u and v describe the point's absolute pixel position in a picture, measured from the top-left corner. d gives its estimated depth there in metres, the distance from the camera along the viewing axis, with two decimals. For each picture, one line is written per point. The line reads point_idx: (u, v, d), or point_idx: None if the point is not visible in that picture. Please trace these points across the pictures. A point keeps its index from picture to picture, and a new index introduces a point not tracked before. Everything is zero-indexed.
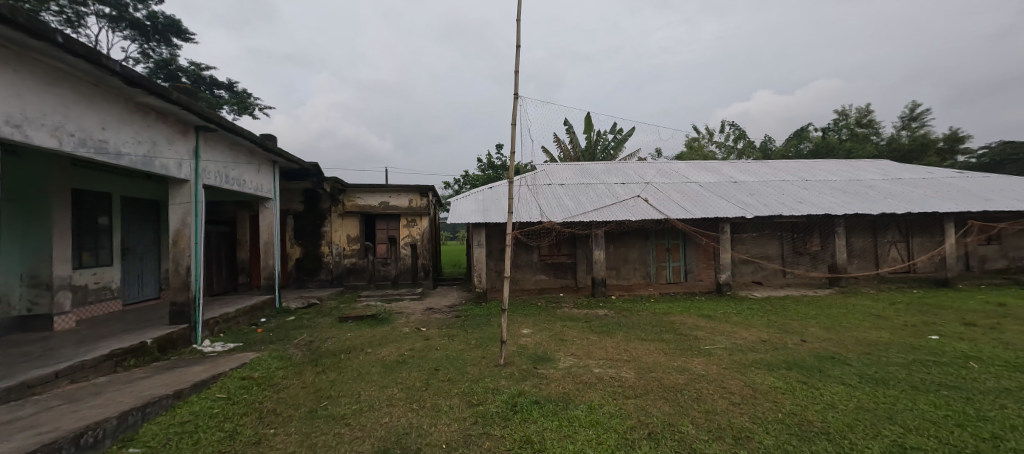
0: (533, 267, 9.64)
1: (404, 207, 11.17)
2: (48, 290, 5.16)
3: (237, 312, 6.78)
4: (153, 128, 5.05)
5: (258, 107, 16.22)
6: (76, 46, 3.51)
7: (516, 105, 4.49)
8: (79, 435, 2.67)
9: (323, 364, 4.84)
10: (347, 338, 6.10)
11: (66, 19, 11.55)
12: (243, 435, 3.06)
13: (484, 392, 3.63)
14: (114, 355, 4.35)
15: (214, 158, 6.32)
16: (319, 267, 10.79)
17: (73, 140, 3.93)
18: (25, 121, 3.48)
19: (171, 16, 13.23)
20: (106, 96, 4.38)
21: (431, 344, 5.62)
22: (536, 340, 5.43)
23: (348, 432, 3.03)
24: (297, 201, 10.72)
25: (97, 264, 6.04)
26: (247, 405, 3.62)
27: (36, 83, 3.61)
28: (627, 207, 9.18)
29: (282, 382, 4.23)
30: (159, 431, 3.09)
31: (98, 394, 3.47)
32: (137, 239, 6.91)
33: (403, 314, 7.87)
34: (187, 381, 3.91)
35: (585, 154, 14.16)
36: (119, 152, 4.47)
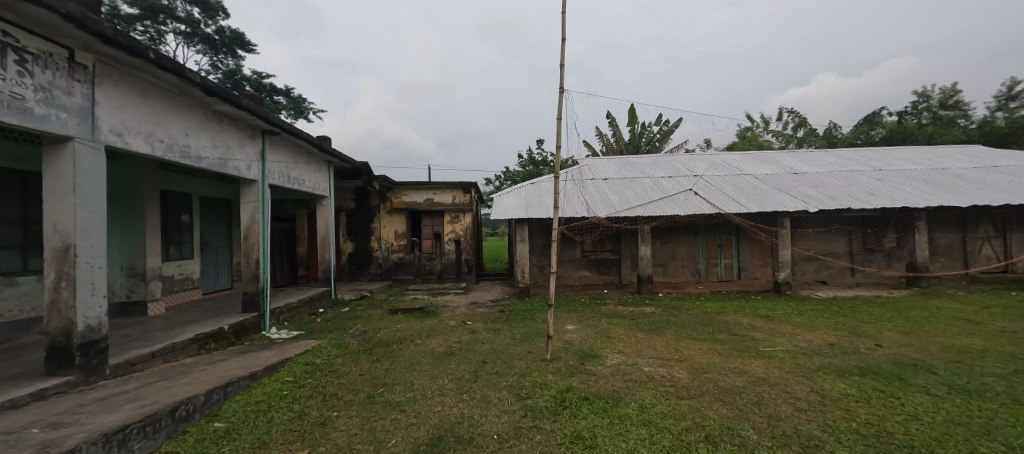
0: (576, 263, 9.48)
1: (449, 203, 11.47)
2: (142, 280, 5.82)
3: (299, 302, 7.30)
4: (228, 133, 5.52)
5: (312, 111, 17.21)
6: (165, 61, 3.92)
7: (561, 100, 4.48)
8: (175, 408, 3.02)
9: (377, 353, 5.10)
10: (397, 329, 6.36)
11: (150, 39, 12.86)
12: (311, 416, 3.30)
13: (532, 386, 3.66)
14: (198, 339, 4.84)
15: (278, 160, 6.82)
16: (369, 261, 11.33)
17: (163, 146, 4.39)
18: (123, 129, 3.92)
19: (236, 30, 14.31)
20: (189, 105, 4.83)
21: (477, 338, 5.72)
22: (582, 336, 5.38)
23: (405, 419, 3.18)
24: (349, 199, 11.29)
25: (181, 257, 6.71)
26: (313, 388, 3.90)
27: (134, 95, 4.07)
28: (676, 201, 8.86)
29: (341, 368, 4.51)
30: (240, 408, 3.41)
31: (187, 373, 3.88)
32: (213, 235, 7.59)
33: (450, 308, 8.11)
34: (259, 364, 4.26)
35: (629, 147, 13.80)
36: (199, 156, 4.93)
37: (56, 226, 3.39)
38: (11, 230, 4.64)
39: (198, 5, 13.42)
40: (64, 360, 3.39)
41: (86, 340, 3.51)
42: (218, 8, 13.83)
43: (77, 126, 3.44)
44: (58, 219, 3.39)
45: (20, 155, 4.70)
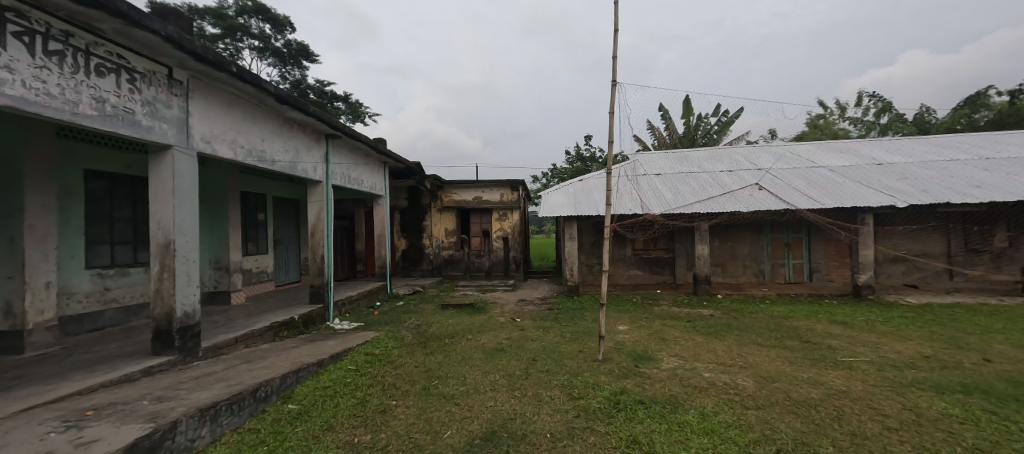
0: (627, 262, 9.21)
1: (497, 201, 11.60)
2: (227, 272, 6.46)
3: (359, 295, 7.75)
4: (297, 138, 5.97)
5: (369, 114, 18.13)
6: (245, 74, 4.31)
7: (613, 93, 4.36)
8: (257, 388, 3.33)
9: (430, 346, 5.28)
10: (448, 324, 6.54)
11: (230, 55, 14.19)
12: (372, 403, 3.49)
13: (584, 386, 3.61)
14: (273, 327, 5.30)
15: (340, 162, 7.25)
16: (421, 258, 11.74)
17: (244, 151, 4.83)
18: (211, 137, 4.37)
19: (301, 42, 15.41)
20: (265, 113, 5.28)
21: (526, 335, 5.73)
22: (635, 337, 5.21)
23: (459, 411, 3.27)
24: (403, 198, 11.77)
25: (258, 252, 7.36)
26: (372, 377, 4.13)
27: (220, 106, 4.52)
28: (737, 197, 8.33)
29: (398, 360, 4.72)
30: (310, 392, 3.69)
31: (265, 358, 4.26)
32: (284, 232, 8.25)
33: (499, 304, 8.21)
34: (325, 352, 4.57)
35: (684, 141, 13.15)
36: (273, 159, 5.37)
37: (159, 224, 3.85)
38: (124, 227, 5.34)
39: (269, 22, 14.60)
40: (166, 342, 3.86)
41: (184, 325, 3.96)
42: (286, 23, 14.97)
43: (175, 136, 3.88)
44: (161, 217, 3.85)
45: (130, 162, 5.38)
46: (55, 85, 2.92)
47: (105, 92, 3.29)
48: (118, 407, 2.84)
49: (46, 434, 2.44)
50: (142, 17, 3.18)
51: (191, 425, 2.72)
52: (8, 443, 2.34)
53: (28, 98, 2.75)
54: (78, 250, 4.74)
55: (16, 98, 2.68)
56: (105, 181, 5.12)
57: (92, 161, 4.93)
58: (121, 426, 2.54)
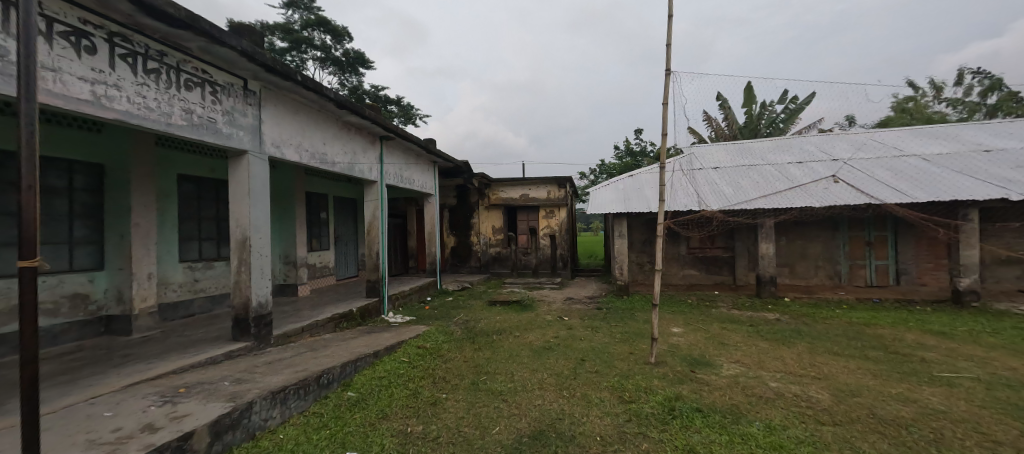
0: (681, 261, 8.77)
1: (544, 198, 11.53)
2: (294, 266, 6.97)
3: (411, 290, 8.03)
4: (355, 141, 6.28)
5: (419, 116, 18.73)
6: (308, 81, 4.60)
7: (668, 83, 4.14)
8: (320, 375, 3.55)
9: (478, 342, 5.34)
10: (495, 321, 6.59)
11: (296, 66, 15.27)
12: (423, 395, 3.60)
13: (636, 390, 3.47)
14: (334, 318, 5.63)
15: (393, 162, 7.55)
16: (469, 255, 11.95)
17: (308, 155, 5.15)
18: (280, 142, 4.71)
19: (358, 50, 16.23)
20: (326, 118, 5.60)
21: (574, 334, 5.63)
22: (690, 340, 4.94)
23: (507, 408, 3.27)
24: (451, 196, 12.03)
25: (321, 248, 7.87)
26: (424, 370, 4.25)
27: (287, 113, 4.85)
28: (808, 191, 7.65)
29: (448, 354, 4.83)
30: (368, 381, 3.88)
31: (327, 347, 4.53)
32: (343, 229, 8.75)
33: (546, 302, 8.16)
34: (381, 344, 4.78)
35: (745, 131, 12.29)
36: (333, 162, 5.68)
37: (237, 222, 4.21)
38: (210, 225, 5.91)
39: (330, 33, 15.52)
40: (244, 329, 4.23)
41: (258, 314, 4.31)
42: (345, 33, 15.83)
43: (249, 142, 4.22)
44: (238, 216, 4.21)
45: (213, 167, 5.94)
46: (153, 100, 3.28)
47: (192, 104, 3.64)
48: (204, 387, 3.14)
49: (147, 407, 2.75)
50: (221, 34, 3.49)
51: (264, 406, 2.96)
52: (117, 413, 2.66)
53: (132, 112, 3.11)
54: (172, 244, 5.31)
55: (122, 112, 3.04)
56: (193, 184, 5.69)
57: (183, 166, 5.49)
58: (206, 404, 2.81)
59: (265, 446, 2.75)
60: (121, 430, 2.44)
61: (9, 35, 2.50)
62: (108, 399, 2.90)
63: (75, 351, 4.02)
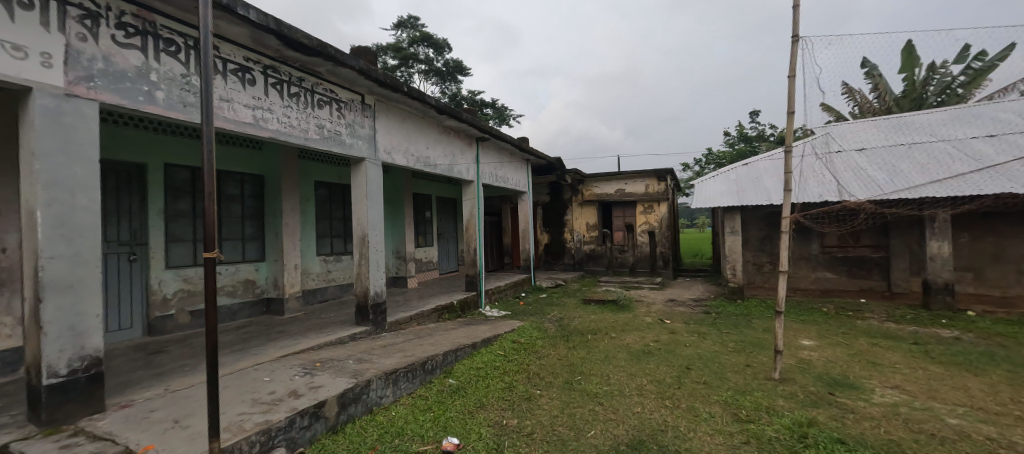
0: (812, 261, 7.50)
1: (642, 193, 10.87)
2: (404, 260, 7.63)
3: (507, 285, 8.22)
4: (454, 144, 6.62)
5: (513, 116, 19.12)
6: (413, 91, 4.95)
7: (795, 51, 3.52)
8: (426, 361, 3.78)
9: (572, 341, 5.22)
10: (591, 320, 6.39)
11: (404, 80, 16.74)
12: (518, 390, 3.61)
13: (755, 408, 3.03)
14: (437, 309, 6.00)
15: (489, 161, 7.78)
16: (563, 252, 11.82)
17: (414, 159, 5.55)
18: (391, 149, 5.15)
19: (457, 60, 17.17)
20: (429, 124, 5.97)
21: (678, 339, 5.17)
22: (826, 356, 4.17)
23: (603, 412, 3.11)
24: (544, 193, 12.03)
25: (426, 244, 8.49)
26: (519, 364, 4.28)
27: (396, 121, 5.28)
28: (1004, 175, 5.94)
29: (542, 350, 4.81)
30: (466, 370, 4.03)
31: (431, 336, 4.84)
32: (445, 227, 9.33)
33: (645, 303, 7.67)
34: (478, 336, 4.94)
35: (904, 103, 10.04)
36: (435, 164, 6.05)
37: (357, 221, 4.71)
38: (338, 223, 6.74)
39: (432, 46, 16.69)
40: (364, 316, 4.72)
41: (375, 303, 4.78)
42: (445, 45, 16.87)
43: (366, 150, 4.69)
44: (359, 216, 4.70)
45: (341, 173, 6.77)
46: (295, 119, 3.82)
47: (324, 120, 4.15)
48: (334, 363, 3.57)
49: (294, 376, 3.21)
50: (343, 56, 3.92)
51: (380, 385, 3.25)
52: (272, 379, 3.16)
53: (281, 130, 3.66)
54: (311, 240, 6.19)
55: (274, 131, 3.60)
56: (327, 190, 6.56)
57: (318, 174, 6.35)
58: (335, 378, 3.19)
59: (380, 421, 3.02)
60: (275, 393, 2.88)
61: (198, 76, 3.10)
62: (266, 366, 3.46)
63: (245, 326, 4.90)
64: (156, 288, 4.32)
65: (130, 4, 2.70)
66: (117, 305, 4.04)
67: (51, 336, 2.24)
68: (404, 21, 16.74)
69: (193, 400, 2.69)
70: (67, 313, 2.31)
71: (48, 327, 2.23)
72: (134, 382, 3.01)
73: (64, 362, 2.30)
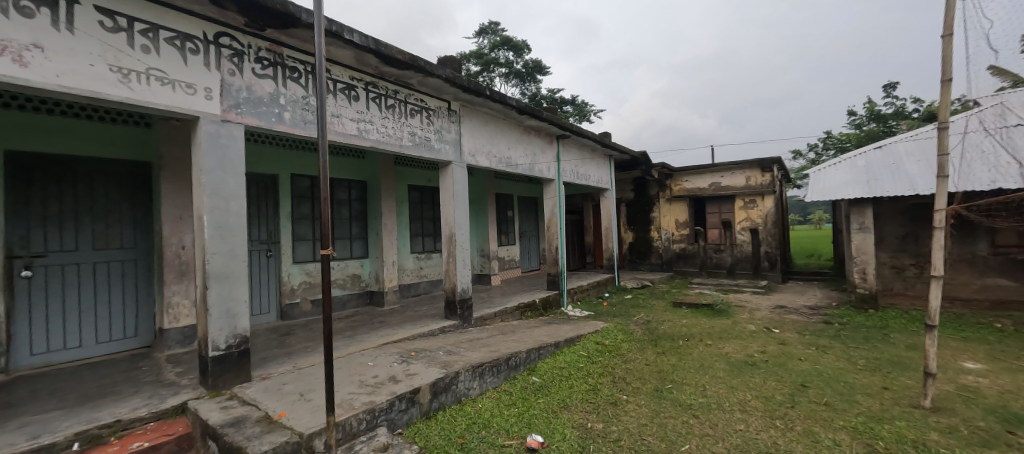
0: (972, 264, 6.10)
1: (741, 186, 9.84)
2: (488, 258, 7.88)
3: (589, 285, 8.03)
4: (535, 143, 6.65)
5: (593, 112, 18.65)
6: (494, 94, 5.06)
7: (953, 6, 2.86)
8: (509, 357, 3.84)
9: (662, 346, 4.90)
10: (683, 325, 5.95)
11: (486, 85, 17.29)
12: (602, 393, 3.48)
13: (897, 440, 2.54)
14: (520, 307, 6.08)
15: (569, 159, 7.68)
16: (649, 251, 11.21)
17: (496, 160, 5.68)
18: (475, 152, 5.34)
19: (536, 60, 17.27)
20: (510, 125, 6.07)
21: (790, 351, 4.57)
22: (997, 384, 3.35)
23: (699, 426, 2.86)
24: (628, 190, 11.53)
25: (508, 243, 8.67)
26: (603, 367, 4.14)
27: (479, 124, 5.45)
28: None
29: (628, 354, 4.59)
30: (549, 369, 4.02)
31: (515, 333, 4.92)
32: (527, 226, 9.43)
33: (747, 309, 6.92)
34: (561, 335, 4.89)
35: None
36: (517, 164, 6.12)
37: (445, 221, 4.96)
38: (429, 223, 7.19)
39: (512, 49, 17.00)
40: (453, 310, 4.97)
41: (461, 298, 4.99)
42: (524, 46, 17.06)
43: (452, 154, 4.92)
44: (446, 216, 4.95)
45: (430, 177, 7.21)
46: (391, 128, 4.14)
47: (415, 127, 4.44)
48: (427, 353, 3.81)
49: (393, 363, 3.49)
50: (431, 67, 4.15)
51: (468, 377, 3.38)
52: (376, 364, 3.47)
53: (379, 140, 3.99)
54: (405, 239, 6.69)
55: (374, 141, 3.94)
56: (419, 192, 7.04)
57: (411, 178, 6.84)
58: (428, 367, 3.39)
59: (468, 411, 3.14)
60: (378, 377, 3.16)
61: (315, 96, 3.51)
62: (370, 352, 3.81)
63: (353, 315, 5.47)
64: (286, 280, 5.02)
65: (265, 40, 3.15)
66: (258, 293, 4.79)
67: (213, 317, 2.72)
68: (485, 28, 17.30)
69: (315, 377, 3.06)
70: (224, 299, 2.79)
71: (212, 310, 2.71)
72: (270, 359, 3.54)
73: (223, 339, 2.78)
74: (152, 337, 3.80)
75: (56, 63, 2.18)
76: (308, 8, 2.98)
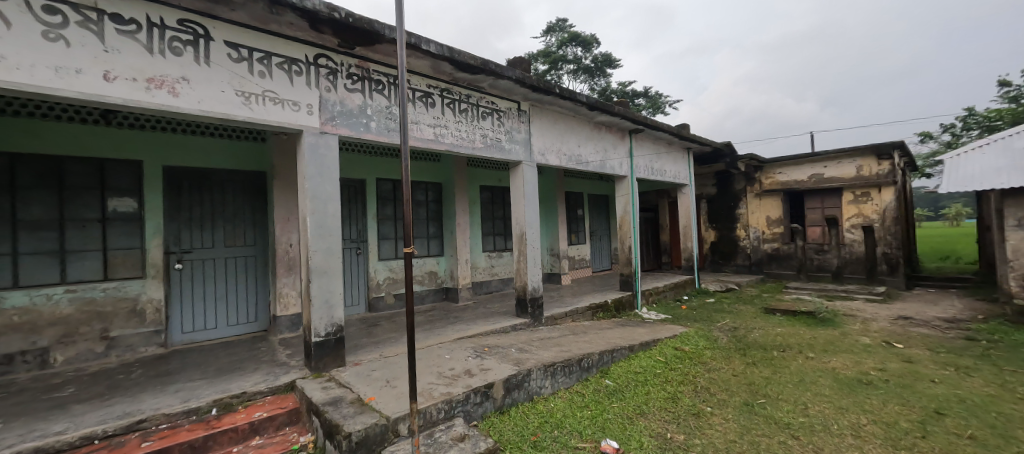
0: None
1: (850, 178, 8.64)
2: (559, 258, 7.85)
3: (665, 286, 7.62)
4: (606, 139, 6.47)
5: (669, 103, 17.63)
6: (563, 91, 5.02)
7: None
8: (582, 358, 3.79)
9: (752, 356, 4.49)
10: (777, 333, 5.38)
11: (554, 83, 17.22)
12: (683, 402, 3.29)
13: None
14: (592, 307, 5.97)
15: (643, 154, 7.35)
16: (735, 251, 10.32)
17: (566, 158, 5.63)
18: (545, 150, 5.35)
19: (606, 53, 16.79)
20: (580, 121, 5.97)
21: (916, 371, 3.91)
22: None
23: (800, 448, 2.57)
24: (710, 185, 10.71)
25: (579, 242, 8.56)
26: (683, 374, 3.90)
27: (548, 122, 5.45)
28: None
29: (712, 363, 4.27)
30: (625, 373, 3.89)
31: (587, 334, 4.84)
32: (598, 224, 9.22)
33: (859, 319, 6.05)
34: (636, 338, 4.70)
35: None
36: (587, 161, 6.01)
37: (516, 220, 5.03)
38: (500, 223, 7.36)
39: (580, 44, 16.71)
40: (524, 308, 5.03)
41: (533, 297, 5.04)
42: (593, 40, 16.67)
43: (522, 153, 4.98)
44: (517, 215, 5.02)
45: (501, 177, 7.36)
46: (465, 131, 4.31)
47: (486, 129, 4.56)
48: (500, 350, 3.90)
49: (468, 357, 3.64)
50: (502, 69, 4.24)
51: (540, 375, 3.40)
52: (453, 357, 3.64)
53: (454, 143, 4.18)
54: (478, 238, 6.93)
55: (449, 144, 4.13)
56: (490, 193, 7.23)
57: (483, 179, 7.06)
58: (502, 363, 3.48)
59: (541, 410, 3.16)
60: (455, 369, 3.32)
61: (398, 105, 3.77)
62: (447, 345, 4.01)
63: (431, 310, 5.80)
64: (373, 275, 5.48)
65: (355, 58, 3.46)
66: (350, 287, 5.29)
67: (315, 306, 3.07)
68: (553, 26, 17.21)
69: (399, 365, 3.31)
70: (324, 291, 3.13)
71: (314, 300, 3.06)
72: (361, 346, 3.89)
73: (323, 327, 3.12)
74: (268, 322, 4.38)
75: (197, 92, 2.61)
76: (391, 24, 3.21)
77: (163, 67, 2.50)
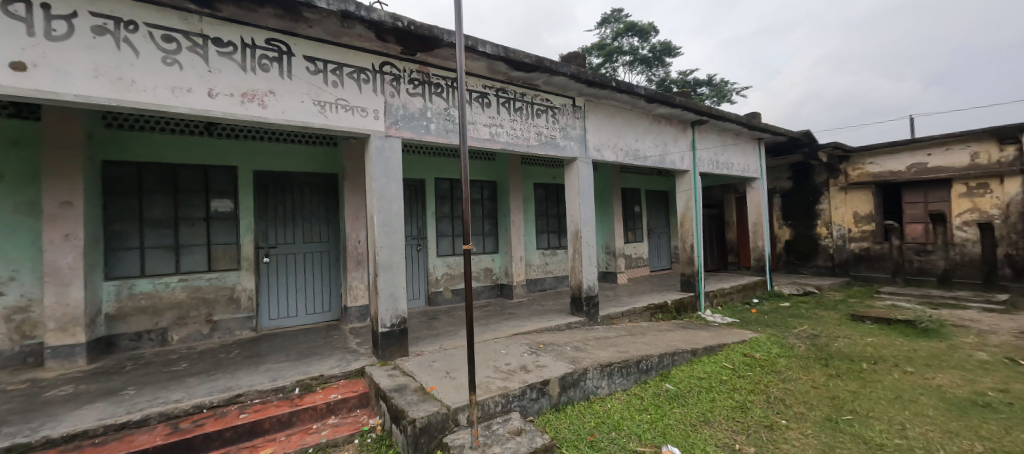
0: None
1: (961, 167, 7.51)
2: (615, 256, 7.67)
3: (732, 288, 7.14)
4: (666, 132, 6.20)
5: (736, 91, 16.45)
6: (620, 84, 4.89)
7: None
8: (640, 360, 3.69)
9: (835, 367, 4.08)
10: (866, 343, 4.84)
11: (609, 76, 16.79)
12: (754, 413, 3.09)
13: None
14: (651, 308, 5.77)
15: (707, 146, 6.93)
16: (815, 251, 9.41)
17: (623, 153, 5.47)
18: (601, 146, 5.25)
19: (665, 42, 16.04)
20: (638, 114, 5.77)
21: None
22: None
23: None
24: (784, 178, 9.85)
25: (636, 240, 8.30)
26: (753, 383, 3.66)
27: (604, 117, 5.33)
28: None
29: (786, 372, 3.95)
30: (687, 378, 3.72)
31: (645, 335, 4.69)
32: (657, 221, 8.86)
33: (972, 331, 5.25)
34: (700, 342, 4.48)
35: None
36: (645, 156, 5.80)
37: (571, 217, 4.99)
38: (554, 220, 7.35)
39: (637, 34, 16.12)
40: (579, 307, 4.99)
41: (589, 296, 4.98)
42: (651, 29, 16.01)
43: (577, 150, 4.92)
44: (572, 212, 4.98)
45: (556, 174, 7.34)
46: (520, 130, 4.35)
47: (541, 127, 4.57)
48: (555, 347, 3.91)
49: (524, 353, 3.69)
50: (556, 65, 4.22)
51: (596, 375, 3.36)
52: (508, 352, 3.71)
53: (509, 141, 4.24)
54: (532, 236, 6.98)
55: (504, 143, 4.20)
56: (544, 190, 7.24)
57: (537, 176, 7.09)
58: (558, 361, 3.48)
59: (597, 410, 3.12)
60: (511, 364, 3.38)
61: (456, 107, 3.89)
62: (503, 341, 4.09)
63: (487, 305, 5.94)
64: (432, 271, 5.73)
65: (416, 64, 3.63)
66: (412, 281, 5.58)
67: (381, 298, 3.28)
68: (609, 16, 16.73)
69: (458, 358, 3.44)
70: (389, 285, 3.33)
71: (381, 293, 3.28)
72: (422, 338, 4.09)
73: (388, 318, 3.32)
74: (339, 312, 4.75)
75: (281, 103, 2.90)
76: (449, 29, 3.33)
77: (254, 82, 2.80)
